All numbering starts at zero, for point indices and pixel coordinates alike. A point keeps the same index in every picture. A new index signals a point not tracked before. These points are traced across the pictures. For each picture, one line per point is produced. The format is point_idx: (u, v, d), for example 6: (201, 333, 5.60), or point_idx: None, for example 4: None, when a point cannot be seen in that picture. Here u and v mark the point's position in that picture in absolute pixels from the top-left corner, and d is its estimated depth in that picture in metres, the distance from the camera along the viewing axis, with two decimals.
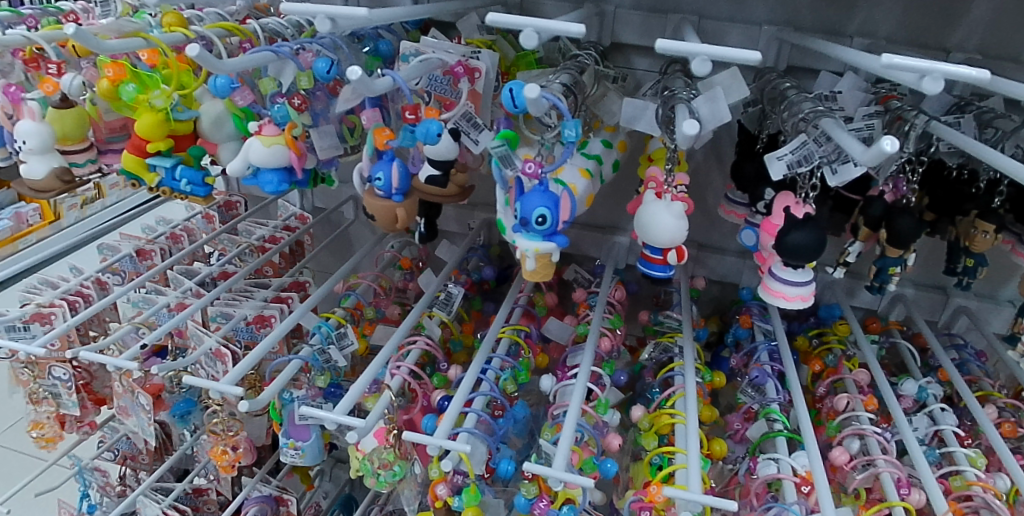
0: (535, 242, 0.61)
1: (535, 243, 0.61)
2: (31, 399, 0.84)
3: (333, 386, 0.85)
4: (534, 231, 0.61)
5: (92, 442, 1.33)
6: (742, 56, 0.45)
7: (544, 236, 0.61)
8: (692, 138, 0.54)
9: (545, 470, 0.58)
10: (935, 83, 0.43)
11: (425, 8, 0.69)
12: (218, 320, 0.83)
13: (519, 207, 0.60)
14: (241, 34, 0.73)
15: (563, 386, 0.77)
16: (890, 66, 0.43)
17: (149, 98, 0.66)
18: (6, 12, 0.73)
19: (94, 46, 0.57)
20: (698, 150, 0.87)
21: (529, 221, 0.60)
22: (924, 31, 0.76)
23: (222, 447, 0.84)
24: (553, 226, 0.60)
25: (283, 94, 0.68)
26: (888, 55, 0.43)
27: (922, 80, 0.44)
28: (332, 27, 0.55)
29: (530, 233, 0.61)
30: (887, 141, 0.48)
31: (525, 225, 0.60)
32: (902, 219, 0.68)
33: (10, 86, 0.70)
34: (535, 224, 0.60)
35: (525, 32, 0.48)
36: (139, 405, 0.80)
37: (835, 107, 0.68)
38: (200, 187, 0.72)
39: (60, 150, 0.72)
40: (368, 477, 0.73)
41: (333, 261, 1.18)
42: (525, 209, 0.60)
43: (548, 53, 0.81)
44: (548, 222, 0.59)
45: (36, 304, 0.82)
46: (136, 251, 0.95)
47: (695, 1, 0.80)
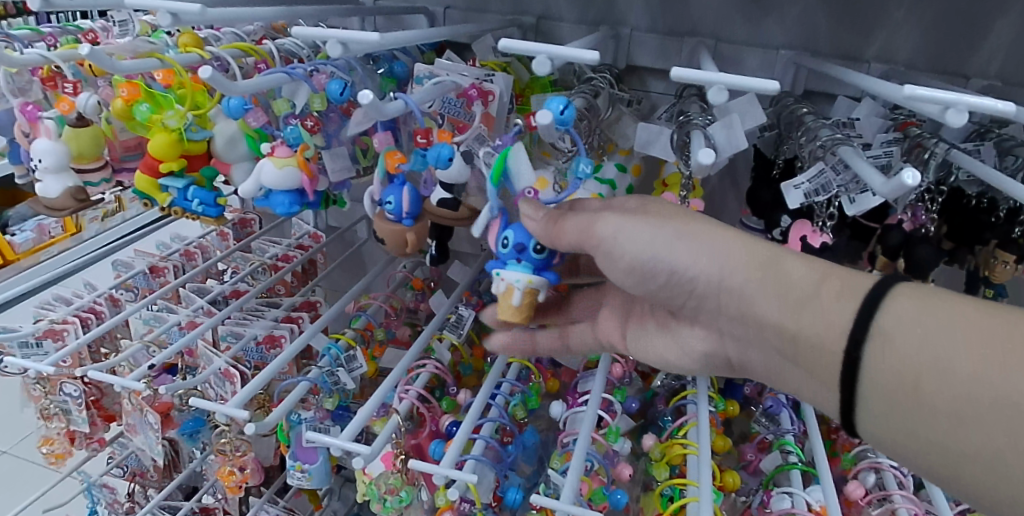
0: (527, 273, 0.56)
1: (529, 275, 0.56)
2: (42, 414, 0.84)
3: (341, 409, 0.83)
4: (526, 262, 0.56)
5: (102, 456, 1.33)
6: (760, 85, 0.44)
7: (535, 269, 0.56)
8: (709, 165, 0.53)
9: (553, 503, 0.56)
10: (959, 116, 0.41)
11: (438, 31, 0.69)
12: (229, 339, 0.82)
13: (512, 233, 0.56)
14: (256, 55, 0.73)
15: (574, 413, 0.75)
16: (912, 96, 0.41)
17: (163, 118, 0.67)
18: (27, 31, 0.74)
19: (108, 66, 0.57)
20: (713, 174, 0.86)
21: (527, 247, 0.55)
22: (944, 57, 0.75)
23: (229, 467, 0.83)
24: (549, 258, 0.56)
25: (296, 115, 0.69)
26: (910, 85, 0.41)
27: (944, 111, 0.42)
28: (343, 51, 0.54)
29: (520, 264, 0.56)
30: (908, 172, 0.47)
31: (520, 251, 0.56)
32: (921, 248, 0.67)
33: (27, 105, 0.72)
34: (532, 251, 0.55)
35: (538, 59, 0.47)
36: (148, 424, 0.80)
37: (853, 134, 0.68)
38: (212, 208, 0.72)
39: (75, 169, 0.72)
40: (374, 502, 0.73)
41: (345, 279, 1.17)
42: (521, 235, 0.56)
43: (562, 76, 0.81)
44: (547, 250, 0.56)
45: (51, 319, 0.82)
46: (150, 268, 0.96)
47: (711, 25, 0.80)
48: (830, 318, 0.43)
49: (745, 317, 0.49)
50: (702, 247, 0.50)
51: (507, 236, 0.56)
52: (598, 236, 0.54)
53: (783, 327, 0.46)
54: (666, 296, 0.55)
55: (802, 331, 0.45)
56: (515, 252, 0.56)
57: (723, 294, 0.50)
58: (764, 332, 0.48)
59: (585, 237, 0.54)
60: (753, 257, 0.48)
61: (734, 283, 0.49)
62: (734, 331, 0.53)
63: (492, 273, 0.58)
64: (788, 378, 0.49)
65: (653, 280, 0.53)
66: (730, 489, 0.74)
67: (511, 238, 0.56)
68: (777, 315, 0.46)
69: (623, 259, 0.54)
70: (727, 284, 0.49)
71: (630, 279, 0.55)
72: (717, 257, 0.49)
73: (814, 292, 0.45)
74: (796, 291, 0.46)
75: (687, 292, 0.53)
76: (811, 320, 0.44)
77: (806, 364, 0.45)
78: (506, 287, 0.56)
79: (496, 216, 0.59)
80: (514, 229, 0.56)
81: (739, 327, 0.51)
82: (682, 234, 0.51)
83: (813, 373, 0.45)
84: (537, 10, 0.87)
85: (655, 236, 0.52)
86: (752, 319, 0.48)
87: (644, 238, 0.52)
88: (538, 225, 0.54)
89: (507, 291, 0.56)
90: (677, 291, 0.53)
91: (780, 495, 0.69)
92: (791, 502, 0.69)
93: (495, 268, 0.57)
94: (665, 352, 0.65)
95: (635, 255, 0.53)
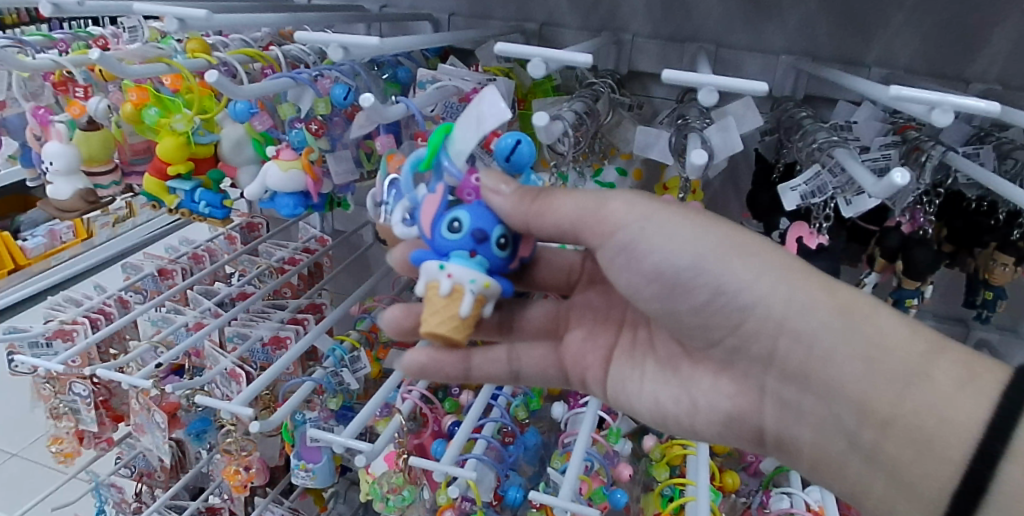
0: (485, 273, 0.43)
1: (487, 275, 0.43)
2: (52, 414, 0.86)
3: (344, 409, 0.85)
4: (481, 258, 0.44)
5: (111, 457, 1.34)
6: (748, 87, 0.45)
7: (488, 271, 0.44)
8: (701, 166, 0.55)
9: (551, 500, 0.58)
10: (944, 116, 0.43)
11: (439, 36, 0.70)
12: (235, 339, 0.84)
13: (468, 216, 0.44)
14: (263, 61, 0.74)
15: (574, 414, 0.77)
16: (898, 98, 0.43)
17: (171, 122, 0.68)
18: (40, 37, 0.75)
19: (118, 71, 0.59)
20: (714, 178, 0.86)
21: (491, 237, 0.44)
22: (943, 62, 0.75)
23: (235, 467, 0.84)
24: (508, 260, 0.45)
25: (300, 118, 0.69)
26: (896, 87, 0.43)
27: (931, 111, 0.44)
28: (345, 56, 0.56)
29: (473, 260, 0.43)
30: (897, 173, 0.48)
31: (481, 241, 0.43)
32: (920, 250, 0.68)
33: (39, 108, 0.74)
34: (496, 246, 0.44)
35: (533, 62, 0.49)
36: (154, 423, 0.81)
37: (850, 137, 0.68)
38: (218, 210, 0.74)
39: (86, 172, 0.74)
40: (377, 501, 0.74)
41: (351, 282, 1.18)
42: (480, 221, 0.44)
43: (564, 81, 0.81)
44: (509, 246, 0.45)
45: (61, 320, 0.84)
46: (158, 270, 0.97)
47: (713, 30, 0.81)
48: (938, 406, 0.42)
49: (810, 375, 0.47)
50: (767, 272, 0.47)
51: (458, 221, 0.44)
52: (616, 232, 0.47)
53: (870, 404, 0.44)
54: (702, 328, 0.51)
55: (901, 415, 0.43)
56: (471, 241, 0.43)
57: (785, 336, 0.47)
58: (838, 404, 0.46)
59: (590, 215, 0.47)
60: (836, 300, 0.45)
61: (805, 326, 0.46)
62: (781, 391, 0.51)
63: (430, 265, 0.43)
64: (842, 458, 0.47)
65: (691, 297, 0.49)
66: (729, 489, 0.75)
67: (467, 222, 0.44)
68: (868, 385, 0.44)
69: (648, 263, 0.48)
70: (794, 326, 0.46)
71: (651, 292, 0.50)
72: (787, 287, 0.46)
73: (926, 375, 0.42)
74: (897, 364, 0.43)
75: (731, 326, 0.50)
76: (915, 403, 0.42)
77: (891, 448, 0.44)
78: (452, 287, 0.42)
79: (436, 194, 0.45)
80: (469, 212, 0.44)
81: (795, 388, 0.49)
82: (733, 248, 0.47)
83: (900, 466, 0.44)
84: (540, 16, 0.88)
85: (697, 243, 0.47)
86: (823, 382, 0.46)
87: (682, 242, 0.47)
88: (509, 203, 0.43)
89: (452, 293, 0.42)
90: (719, 322, 0.50)
91: (779, 495, 0.70)
92: (790, 503, 0.70)
93: (435, 260, 0.44)
94: (664, 396, 0.58)
95: (668, 262, 0.47)
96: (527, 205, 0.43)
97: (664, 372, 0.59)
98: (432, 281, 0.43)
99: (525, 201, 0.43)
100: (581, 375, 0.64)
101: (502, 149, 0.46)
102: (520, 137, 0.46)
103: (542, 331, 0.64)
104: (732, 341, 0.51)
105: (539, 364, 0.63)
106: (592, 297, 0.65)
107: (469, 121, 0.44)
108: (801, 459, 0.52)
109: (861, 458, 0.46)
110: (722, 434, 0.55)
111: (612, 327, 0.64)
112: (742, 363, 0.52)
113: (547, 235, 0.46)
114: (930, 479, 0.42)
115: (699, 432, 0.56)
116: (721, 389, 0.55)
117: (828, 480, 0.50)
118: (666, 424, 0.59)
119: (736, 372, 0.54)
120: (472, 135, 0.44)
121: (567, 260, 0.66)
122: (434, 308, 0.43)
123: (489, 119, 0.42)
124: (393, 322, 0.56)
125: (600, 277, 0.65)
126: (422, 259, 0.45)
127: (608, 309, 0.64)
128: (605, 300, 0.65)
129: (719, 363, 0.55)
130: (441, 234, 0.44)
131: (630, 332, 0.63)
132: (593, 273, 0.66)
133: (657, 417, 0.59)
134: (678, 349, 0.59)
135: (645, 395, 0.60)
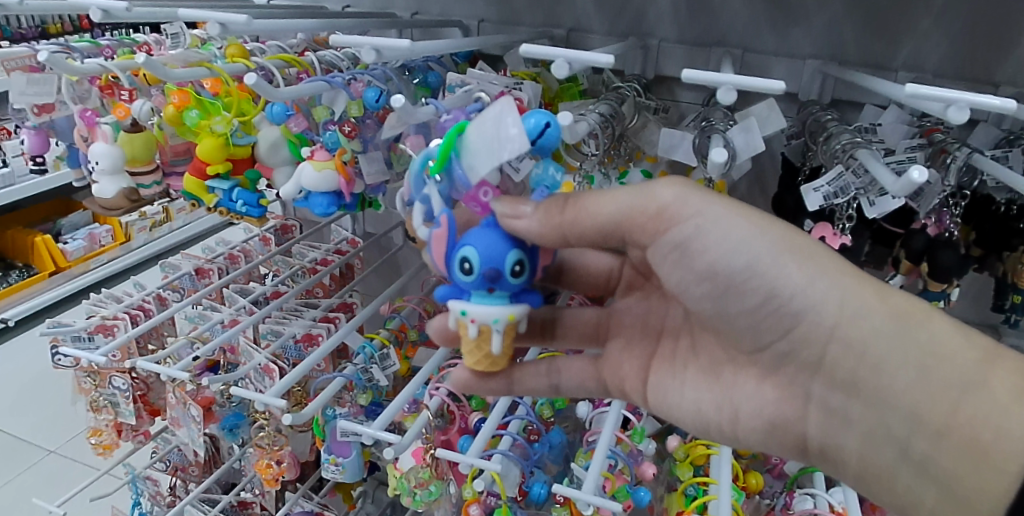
0: (506, 306, 0.44)
1: (509, 307, 0.44)
2: (92, 407, 0.89)
3: (374, 405, 0.86)
4: (500, 291, 0.44)
5: (148, 450, 1.38)
6: (766, 86, 0.46)
7: (512, 296, 0.45)
8: (721, 164, 0.57)
9: (574, 493, 0.59)
10: (960, 112, 0.43)
11: (469, 41, 0.73)
12: (269, 337, 0.86)
13: (477, 258, 0.42)
14: (299, 66, 0.76)
15: (598, 413, 0.78)
16: (914, 95, 0.44)
17: (210, 123, 0.71)
18: (86, 43, 0.78)
19: (162, 75, 0.61)
20: (739, 182, 0.86)
21: (504, 274, 0.43)
22: (972, 66, 0.74)
23: (267, 461, 0.86)
24: (529, 280, 0.45)
25: (335, 121, 0.72)
26: (912, 85, 0.44)
27: (947, 109, 0.45)
28: (377, 57, 0.58)
29: (494, 296, 0.44)
30: (915, 170, 0.49)
31: (494, 280, 0.43)
32: (945, 252, 0.68)
33: (86, 111, 0.78)
34: (511, 278, 0.43)
35: (557, 62, 0.50)
36: (190, 417, 0.83)
37: (875, 139, 0.69)
38: (254, 209, 0.77)
39: (129, 172, 0.77)
40: (405, 495, 0.75)
41: (380, 283, 1.21)
42: (491, 260, 0.42)
43: (591, 85, 0.83)
44: (526, 271, 0.44)
45: (102, 316, 0.88)
46: (195, 270, 1.00)
47: (738, 35, 0.82)
48: (994, 417, 0.43)
49: (859, 383, 0.48)
50: (821, 277, 0.47)
51: (469, 262, 0.43)
52: (672, 229, 0.46)
53: (924, 414, 0.45)
54: (753, 332, 0.50)
55: (956, 424, 0.44)
56: (485, 282, 0.43)
57: (835, 343, 0.48)
58: (889, 413, 0.47)
59: (641, 210, 0.45)
60: (887, 306, 0.47)
61: (856, 334, 0.46)
62: (827, 398, 0.51)
63: (454, 309, 0.45)
64: (888, 465, 0.48)
65: (743, 300, 0.48)
66: (753, 490, 0.75)
67: (477, 264, 0.42)
68: (918, 398, 0.45)
69: (703, 261, 0.47)
70: (846, 333, 0.47)
71: (703, 291, 0.49)
72: (837, 288, 0.47)
73: (984, 384, 0.44)
74: (955, 373, 0.45)
75: (782, 330, 0.49)
76: (970, 413, 0.44)
77: (943, 458, 0.45)
78: (479, 329, 0.45)
79: (444, 226, 0.44)
80: (477, 251, 0.42)
81: (842, 396, 0.49)
82: (789, 250, 0.46)
83: (953, 478, 0.45)
84: (568, 22, 0.90)
85: (753, 244, 0.46)
86: (875, 390, 0.47)
87: (742, 241, 0.46)
88: (536, 223, 0.42)
89: (481, 332, 0.45)
90: (768, 327, 0.49)
91: (802, 496, 0.71)
92: (813, 504, 0.70)
93: (458, 302, 0.45)
94: (705, 403, 0.57)
95: (725, 261, 0.46)
96: (559, 215, 0.43)
97: (705, 377, 0.58)
98: (461, 322, 0.46)
99: (554, 213, 0.43)
100: (620, 385, 0.63)
101: (528, 132, 0.41)
102: (549, 118, 0.42)
103: (586, 337, 0.65)
104: (782, 346, 0.51)
105: (579, 376, 0.63)
106: (633, 303, 0.65)
107: (486, 132, 0.41)
108: (845, 470, 0.52)
109: (911, 468, 0.47)
110: (763, 442, 0.55)
111: (651, 336, 0.63)
112: (789, 369, 0.52)
113: (589, 239, 0.45)
114: (982, 491, 0.44)
115: (741, 440, 0.56)
116: (764, 394, 0.54)
117: (874, 491, 0.50)
118: (708, 431, 0.58)
119: (781, 378, 0.53)
120: (488, 154, 0.41)
121: (604, 264, 0.66)
122: (471, 347, 0.47)
123: (506, 143, 0.40)
124: (440, 331, 0.56)
125: (638, 284, 0.65)
126: (447, 295, 0.47)
127: (648, 316, 0.63)
128: (647, 306, 0.64)
129: (765, 368, 0.54)
130: (457, 276, 0.44)
131: (671, 341, 0.61)
132: (631, 280, 0.66)
133: (699, 425, 0.58)
134: (722, 354, 0.57)
135: (687, 402, 0.58)
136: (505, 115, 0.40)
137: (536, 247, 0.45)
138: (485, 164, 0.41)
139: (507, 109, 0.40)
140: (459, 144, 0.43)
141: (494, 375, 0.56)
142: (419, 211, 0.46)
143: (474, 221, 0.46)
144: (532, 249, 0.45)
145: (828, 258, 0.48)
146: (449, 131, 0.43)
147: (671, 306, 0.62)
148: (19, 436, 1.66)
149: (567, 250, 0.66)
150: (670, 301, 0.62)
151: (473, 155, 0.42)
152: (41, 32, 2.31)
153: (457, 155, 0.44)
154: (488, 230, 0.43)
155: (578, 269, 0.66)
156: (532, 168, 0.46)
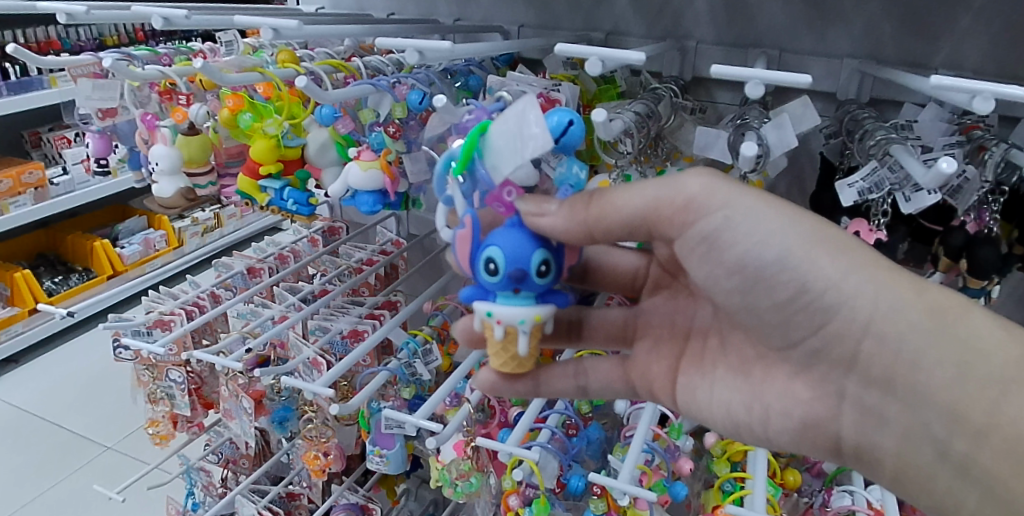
0: (532, 307, 0.46)
1: (535, 308, 0.46)
2: (150, 399, 0.94)
3: (417, 398, 0.89)
4: (526, 291, 0.46)
5: (201, 445, 1.44)
6: (793, 79, 0.47)
7: (537, 297, 0.47)
8: (750, 157, 0.58)
9: (609, 481, 0.60)
10: (985, 103, 0.43)
11: (509, 44, 0.74)
12: (318, 332, 0.89)
13: (502, 257, 0.44)
14: (346, 71, 0.79)
15: (636, 409, 0.78)
16: (939, 87, 0.45)
17: (263, 126, 0.76)
18: (145, 51, 0.82)
19: (217, 78, 0.65)
20: (777, 182, 0.87)
21: (529, 274, 0.44)
22: (1016, 62, 0.73)
23: (314, 452, 0.90)
24: (555, 280, 0.46)
25: (380, 123, 0.75)
26: (937, 76, 0.44)
27: (974, 100, 0.45)
28: (421, 58, 0.60)
29: (519, 297, 0.46)
30: (945, 162, 0.51)
31: (520, 280, 0.45)
32: (984, 249, 0.66)
33: (147, 115, 0.82)
34: (537, 278, 0.45)
35: (591, 60, 0.52)
36: (242, 409, 0.87)
37: (910, 136, 0.69)
38: (304, 207, 0.80)
39: (186, 173, 0.81)
40: (447, 486, 0.79)
41: (423, 283, 1.24)
42: (516, 260, 0.44)
43: (629, 87, 0.84)
44: (551, 272, 0.45)
45: (159, 312, 0.92)
46: (247, 269, 1.04)
47: (776, 36, 0.82)
48: None
49: (895, 380, 0.48)
50: (857, 271, 0.47)
51: (494, 262, 0.44)
52: (699, 221, 0.46)
53: (964, 414, 0.45)
54: (784, 328, 0.51)
55: (999, 424, 0.44)
56: (511, 282, 0.45)
57: (870, 338, 0.48)
58: (928, 412, 0.47)
59: (668, 202, 0.46)
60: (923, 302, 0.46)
61: (890, 328, 0.47)
62: (863, 397, 0.51)
63: (480, 310, 0.47)
64: (926, 466, 0.49)
65: (773, 293, 0.49)
66: (791, 487, 0.76)
67: (502, 264, 0.44)
68: (957, 398, 0.46)
69: (732, 255, 0.47)
70: (880, 328, 0.47)
71: (731, 285, 0.49)
72: (870, 282, 0.47)
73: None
74: (996, 372, 0.45)
75: (814, 326, 0.50)
76: (1013, 413, 0.44)
77: (987, 460, 0.46)
78: (505, 330, 0.47)
79: (468, 226, 0.46)
80: (502, 251, 0.44)
81: (878, 394, 0.49)
82: (821, 242, 0.47)
83: (997, 480, 0.46)
84: (606, 26, 0.92)
85: (784, 237, 0.46)
86: (911, 388, 0.47)
87: (773, 233, 0.46)
88: (561, 219, 0.44)
89: (507, 333, 0.47)
90: (800, 322, 0.50)
91: (840, 493, 0.71)
92: (851, 501, 0.71)
93: (483, 303, 0.47)
94: (735, 403, 0.58)
95: (754, 254, 0.47)
96: (583, 211, 0.45)
97: (735, 376, 0.59)
98: (487, 323, 0.47)
99: (579, 210, 0.45)
100: (648, 386, 0.64)
101: (552, 130, 0.43)
102: (571, 116, 0.44)
103: (611, 337, 0.66)
104: (815, 342, 0.51)
105: (606, 376, 0.64)
106: (659, 302, 0.66)
107: (508, 131, 0.43)
108: (882, 470, 0.52)
109: (951, 469, 0.48)
110: (797, 441, 0.55)
111: (679, 336, 0.64)
112: (822, 366, 0.52)
113: (615, 234, 0.46)
114: None
115: (773, 440, 0.57)
116: (797, 392, 0.54)
117: (910, 492, 0.51)
118: (739, 432, 0.58)
119: (814, 375, 0.54)
120: (512, 153, 0.43)
121: (630, 264, 0.67)
122: (498, 349, 0.49)
123: (530, 140, 0.41)
124: (464, 333, 0.58)
125: (666, 282, 0.66)
126: (471, 297, 0.48)
127: (675, 315, 0.64)
128: (673, 305, 0.65)
129: (797, 365, 0.54)
130: (483, 276, 0.46)
131: (700, 340, 0.62)
132: (657, 278, 0.67)
133: (730, 425, 0.58)
134: (751, 352, 0.58)
135: (716, 402, 0.59)
136: (528, 113, 0.42)
137: (561, 247, 0.47)
138: (509, 163, 0.44)
139: (528, 106, 0.42)
140: (481, 144, 0.45)
141: (520, 376, 0.57)
142: (444, 212, 0.48)
143: (499, 221, 0.47)
144: (556, 249, 0.46)
145: (863, 251, 0.48)
146: (471, 132, 0.45)
147: (699, 305, 0.63)
148: (79, 432, 1.73)
149: (593, 248, 0.66)
150: (699, 299, 0.63)
151: (496, 155, 0.44)
152: (98, 44, 2.42)
153: (479, 155, 0.45)
154: (512, 230, 0.45)
155: (604, 267, 0.66)
156: (555, 169, 0.49)
